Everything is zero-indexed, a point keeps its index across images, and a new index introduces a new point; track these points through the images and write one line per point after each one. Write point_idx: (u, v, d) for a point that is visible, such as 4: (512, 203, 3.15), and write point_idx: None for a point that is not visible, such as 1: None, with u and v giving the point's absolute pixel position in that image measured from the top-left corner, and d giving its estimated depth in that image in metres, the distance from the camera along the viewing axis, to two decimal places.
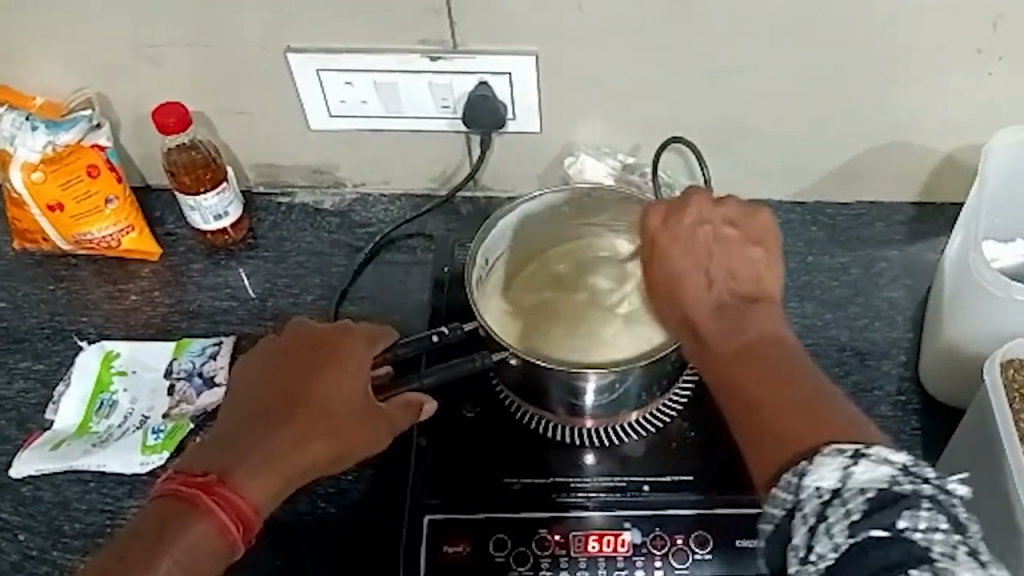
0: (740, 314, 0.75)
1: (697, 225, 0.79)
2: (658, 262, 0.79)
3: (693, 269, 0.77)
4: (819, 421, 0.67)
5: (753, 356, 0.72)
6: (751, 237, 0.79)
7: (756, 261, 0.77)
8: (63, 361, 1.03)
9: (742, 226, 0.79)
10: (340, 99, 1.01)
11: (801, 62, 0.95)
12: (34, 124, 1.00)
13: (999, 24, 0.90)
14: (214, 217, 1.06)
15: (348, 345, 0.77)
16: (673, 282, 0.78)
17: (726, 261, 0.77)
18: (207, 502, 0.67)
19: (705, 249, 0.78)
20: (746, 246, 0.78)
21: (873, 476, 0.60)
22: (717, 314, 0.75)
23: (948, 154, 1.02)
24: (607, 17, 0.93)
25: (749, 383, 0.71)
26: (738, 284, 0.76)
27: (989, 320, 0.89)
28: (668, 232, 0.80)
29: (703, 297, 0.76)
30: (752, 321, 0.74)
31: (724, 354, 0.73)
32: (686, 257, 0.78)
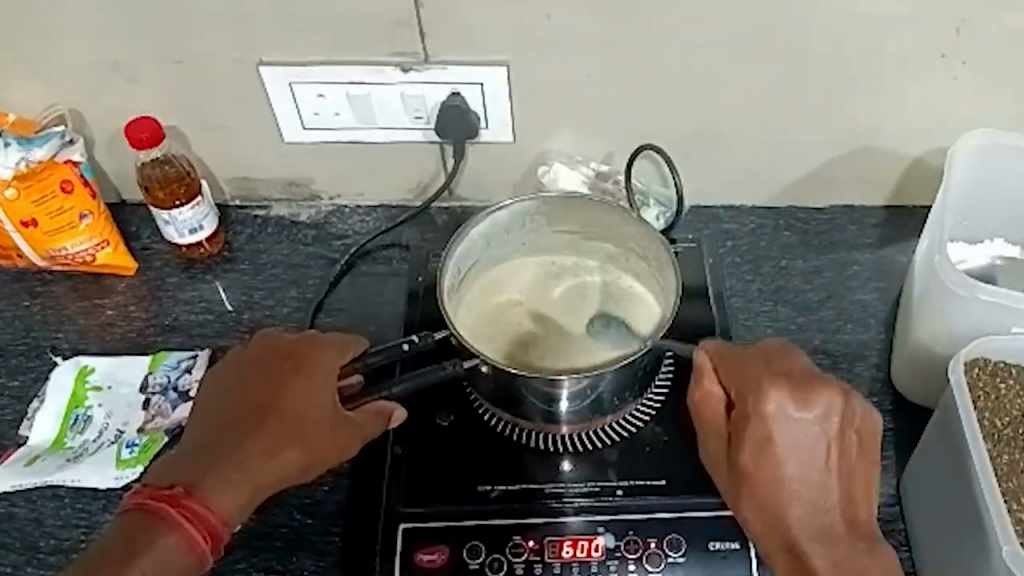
0: (854, 557, 0.71)
1: (814, 431, 0.72)
2: (761, 469, 0.72)
3: (804, 485, 0.72)
4: None
5: None
6: (866, 451, 0.73)
7: (865, 482, 0.73)
8: (38, 378, 1.03)
9: (859, 435, 0.73)
10: (312, 111, 1.02)
11: (769, 68, 0.96)
12: (7, 141, 0.99)
13: (962, 29, 0.92)
14: (189, 230, 1.06)
15: (317, 356, 0.76)
16: (775, 498, 0.72)
17: (841, 476, 0.72)
18: (174, 515, 0.67)
19: (823, 450, 0.72)
20: (860, 455, 0.73)
21: None
22: (828, 551, 0.71)
23: (918, 157, 1.04)
24: (577, 27, 0.94)
25: None
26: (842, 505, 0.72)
27: (956, 320, 0.90)
28: (774, 422, 0.72)
29: (814, 526, 0.72)
30: (869, 568, 0.70)
31: None
32: (802, 466, 0.72)
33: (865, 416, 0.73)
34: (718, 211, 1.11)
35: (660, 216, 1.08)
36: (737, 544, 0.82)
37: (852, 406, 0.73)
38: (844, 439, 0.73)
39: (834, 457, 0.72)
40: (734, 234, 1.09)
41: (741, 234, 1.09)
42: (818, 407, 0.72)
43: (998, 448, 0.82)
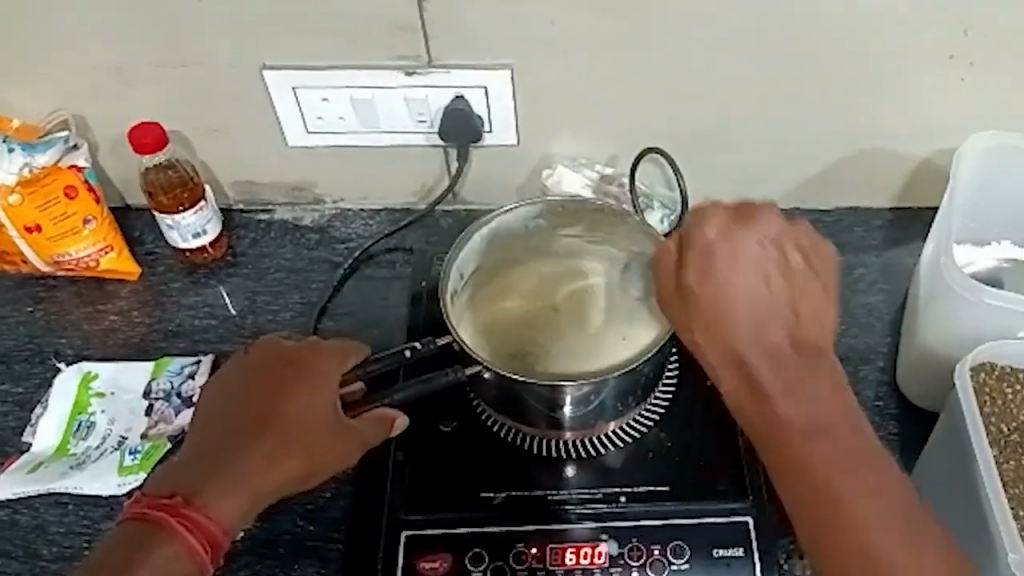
0: (809, 388, 0.69)
1: (759, 245, 0.70)
2: (707, 294, 0.70)
3: (757, 314, 0.69)
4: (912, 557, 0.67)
5: (829, 434, 0.68)
6: (815, 265, 0.71)
7: (815, 298, 0.70)
8: (41, 384, 1.03)
9: (805, 257, 0.70)
10: (316, 116, 1.01)
11: (774, 71, 0.96)
12: (10, 146, 0.99)
13: (969, 30, 0.91)
14: (193, 235, 1.06)
15: (318, 363, 0.76)
16: (725, 335, 0.69)
17: (793, 301, 0.69)
18: (174, 525, 0.67)
19: (771, 281, 0.70)
20: (807, 275, 0.70)
21: None
22: (779, 368, 0.69)
23: (925, 159, 1.03)
24: (581, 30, 0.93)
25: (827, 465, 0.68)
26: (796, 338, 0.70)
27: (962, 323, 0.89)
28: (720, 253, 0.70)
29: (768, 340, 0.69)
30: (819, 392, 0.69)
31: (797, 440, 0.69)
32: (755, 308, 0.69)
33: (809, 245, 0.71)
34: None
35: (664, 220, 1.06)
36: (741, 550, 0.82)
37: (798, 230, 0.71)
38: (791, 272, 0.70)
39: (783, 283, 0.70)
40: None
41: None
42: (766, 224, 0.71)
43: (1004, 454, 0.81)
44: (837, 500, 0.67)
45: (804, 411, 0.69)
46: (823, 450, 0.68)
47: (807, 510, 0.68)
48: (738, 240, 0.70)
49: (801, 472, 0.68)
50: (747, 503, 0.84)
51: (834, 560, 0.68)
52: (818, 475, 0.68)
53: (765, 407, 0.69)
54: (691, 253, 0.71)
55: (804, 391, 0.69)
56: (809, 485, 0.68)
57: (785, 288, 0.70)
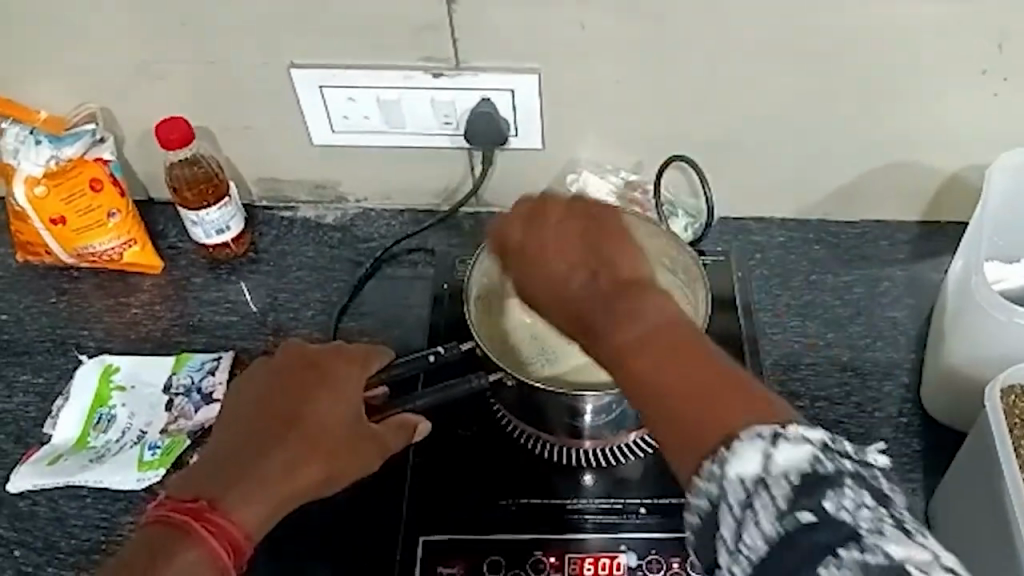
0: (626, 305, 0.66)
1: (561, 219, 0.74)
2: (532, 272, 0.73)
3: (568, 266, 0.71)
4: (731, 394, 0.60)
5: (651, 346, 0.63)
6: (597, 220, 0.73)
7: (620, 245, 0.71)
8: (62, 375, 1.03)
9: (585, 216, 0.74)
10: (342, 115, 1.01)
11: (804, 82, 0.95)
12: (38, 138, 1.01)
13: (1004, 45, 0.90)
14: (216, 231, 1.06)
15: (343, 369, 0.77)
16: (553, 296, 0.71)
17: (595, 250, 0.71)
18: (198, 530, 0.67)
19: (575, 240, 0.72)
20: (609, 233, 0.72)
21: (794, 458, 0.55)
22: (598, 305, 0.67)
23: (954, 174, 1.02)
24: (610, 35, 0.93)
25: (652, 374, 0.62)
26: (611, 276, 0.69)
27: (991, 342, 0.88)
28: (529, 233, 0.74)
29: (585, 285, 0.69)
30: (647, 307, 0.65)
31: (627, 354, 0.64)
32: (564, 259, 0.71)
33: (600, 209, 0.74)
34: (748, 223, 1.09)
35: (687, 227, 1.07)
36: None
37: (584, 200, 0.75)
38: (587, 226, 0.73)
39: (580, 239, 0.72)
40: (764, 246, 1.08)
41: (770, 247, 1.08)
42: (556, 203, 0.75)
43: None
44: (696, 405, 0.60)
45: (631, 332, 0.64)
46: (655, 359, 0.63)
47: (661, 423, 0.62)
48: (540, 215, 0.75)
49: (644, 391, 0.63)
50: None
51: (693, 453, 0.59)
52: (656, 377, 0.62)
53: (594, 339, 0.67)
54: (505, 242, 0.75)
55: (638, 318, 0.65)
56: (651, 392, 0.62)
57: (586, 241, 0.72)
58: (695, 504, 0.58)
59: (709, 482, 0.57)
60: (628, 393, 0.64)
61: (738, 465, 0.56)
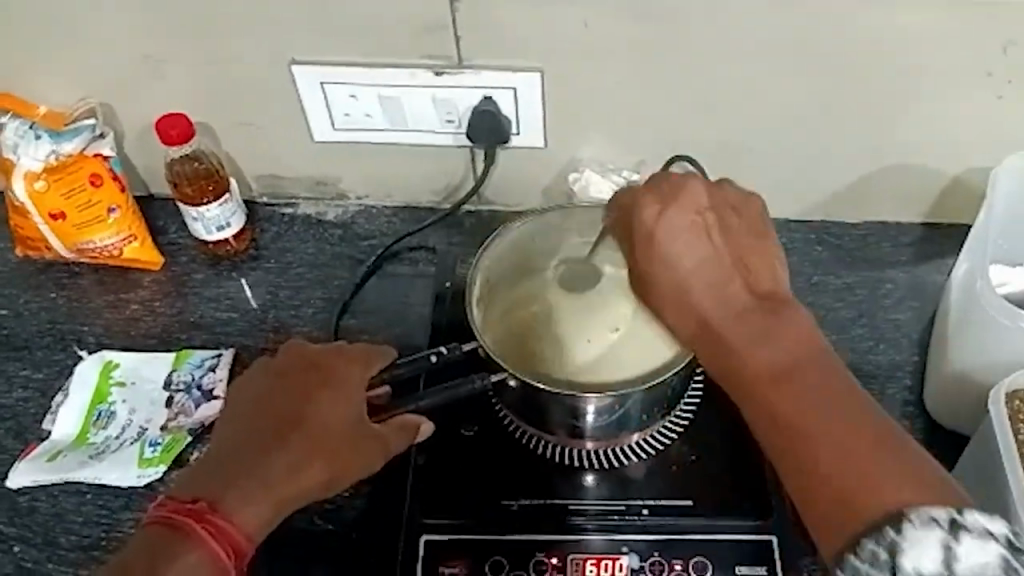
0: (770, 326, 0.69)
1: (693, 216, 0.74)
2: (654, 264, 0.74)
3: (707, 273, 0.72)
4: (886, 460, 0.63)
5: (798, 381, 0.66)
6: (746, 220, 0.75)
7: (767, 253, 0.74)
8: (62, 371, 1.03)
9: (739, 214, 0.75)
10: (344, 112, 1.01)
11: (809, 83, 0.94)
12: (37, 133, 1.00)
13: (1009, 48, 0.90)
14: (217, 228, 1.05)
15: (346, 369, 0.76)
16: (684, 297, 0.73)
17: (739, 256, 0.73)
18: (198, 531, 0.67)
19: (710, 240, 0.73)
20: (754, 236, 0.74)
21: (981, 559, 0.57)
22: (738, 320, 0.70)
23: (956, 176, 1.01)
24: (614, 34, 0.92)
25: (803, 415, 0.65)
26: (755, 291, 0.71)
27: (995, 347, 0.88)
28: (657, 221, 0.74)
29: (724, 299, 0.71)
30: (786, 331, 0.69)
31: (765, 381, 0.67)
32: (692, 259, 0.73)
33: (742, 205, 0.76)
34: None
35: None
36: (763, 569, 0.82)
37: (723, 186, 0.76)
38: (726, 226, 0.74)
39: (727, 244, 0.73)
40: None
41: None
42: (693, 192, 0.75)
43: None
44: (839, 462, 0.63)
45: (773, 363, 0.68)
46: (805, 404, 0.65)
47: (808, 473, 0.64)
48: (675, 201, 0.75)
49: (787, 433, 0.65)
50: (769, 522, 0.84)
51: (848, 521, 0.61)
52: (807, 429, 0.65)
53: (735, 361, 0.69)
54: (636, 229, 0.75)
55: (775, 343, 0.68)
56: (798, 438, 0.65)
57: (733, 248, 0.73)
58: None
59: (879, 568, 0.59)
60: (768, 434, 0.66)
61: (914, 556, 0.58)
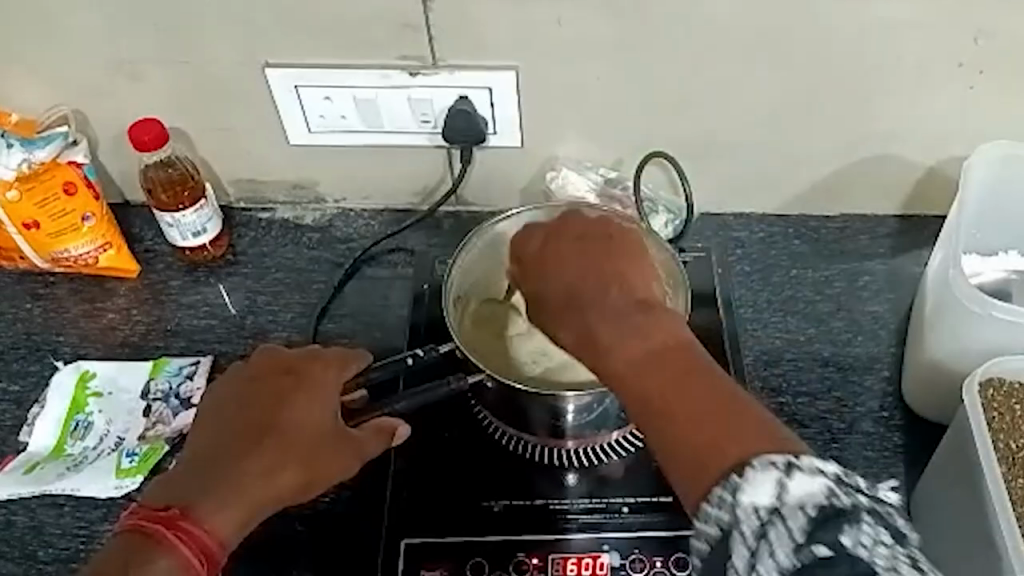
0: (639, 323, 0.70)
1: (580, 242, 0.77)
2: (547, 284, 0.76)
3: (585, 281, 0.74)
4: (739, 426, 0.63)
5: (664, 365, 0.67)
6: (632, 248, 0.77)
7: (642, 267, 0.76)
8: (38, 382, 1.02)
9: (620, 236, 0.78)
10: (318, 114, 1.00)
11: (782, 77, 0.95)
12: (9, 142, 0.98)
13: (980, 38, 0.90)
14: (192, 234, 1.05)
15: (318, 373, 0.76)
16: (568, 306, 0.74)
17: (616, 268, 0.75)
18: (169, 537, 0.66)
19: (591, 256, 0.76)
20: (633, 253, 0.77)
21: (810, 490, 0.58)
22: (611, 318, 0.71)
23: (932, 167, 1.02)
24: (587, 31, 0.92)
25: (663, 391, 0.66)
26: (628, 296, 0.72)
27: (969, 336, 0.88)
28: (553, 250, 0.78)
29: (599, 300, 0.72)
30: (655, 327, 0.70)
31: (631, 369, 0.68)
32: (578, 275, 0.75)
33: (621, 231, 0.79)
34: (728, 219, 1.09)
35: (668, 223, 1.06)
36: None
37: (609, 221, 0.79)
38: (609, 246, 0.76)
39: (605, 259, 0.75)
40: (744, 242, 1.08)
41: (751, 242, 1.08)
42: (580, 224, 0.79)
43: (1013, 472, 0.80)
44: (696, 424, 0.64)
45: (641, 351, 0.69)
46: (669, 383, 0.66)
47: (671, 442, 0.64)
48: (563, 235, 0.79)
49: (656, 411, 0.66)
50: None
51: (705, 478, 0.62)
52: (671, 404, 0.65)
53: (607, 351, 0.70)
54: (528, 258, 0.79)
55: (643, 334, 0.69)
56: (664, 411, 0.65)
57: (610, 261, 0.75)
58: (704, 527, 0.60)
59: (722, 508, 0.60)
60: (637, 413, 0.67)
61: (752, 494, 0.59)
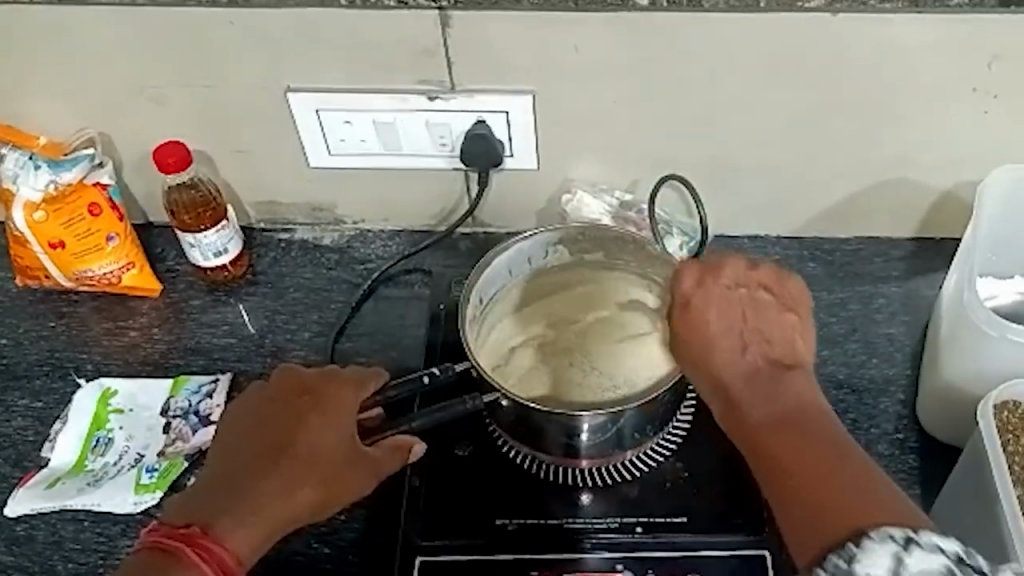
0: (778, 387, 0.71)
1: (731, 289, 0.75)
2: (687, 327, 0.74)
3: (727, 330, 0.73)
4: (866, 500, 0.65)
5: (797, 431, 0.69)
6: (783, 300, 0.75)
7: (791, 323, 0.74)
8: (61, 399, 1.04)
9: (775, 291, 0.75)
10: (339, 138, 1.02)
11: (795, 101, 0.95)
12: (37, 164, 1.01)
13: (993, 63, 0.91)
14: (214, 253, 1.07)
15: (338, 392, 0.77)
16: (702, 353, 0.73)
17: (761, 326, 0.73)
18: (190, 555, 0.67)
19: (739, 309, 0.74)
20: (786, 310, 0.75)
21: (927, 566, 0.59)
22: (750, 379, 0.71)
23: (945, 191, 1.02)
24: (603, 56, 0.93)
25: (794, 453, 0.68)
26: (772, 356, 0.72)
27: (984, 361, 0.89)
28: (697, 287, 0.75)
29: (739, 355, 0.72)
30: (792, 392, 0.71)
31: (764, 429, 0.69)
32: (720, 323, 0.73)
33: (776, 282, 0.76)
34: (742, 241, 1.10)
35: (682, 246, 1.07)
36: None
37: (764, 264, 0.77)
38: (759, 295, 0.75)
39: (753, 309, 0.74)
40: None
41: None
42: (731, 264, 0.76)
43: None
44: (827, 498, 0.65)
45: (776, 413, 0.70)
46: (801, 449, 0.68)
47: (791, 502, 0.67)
48: (712, 273, 0.75)
49: (778, 469, 0.68)
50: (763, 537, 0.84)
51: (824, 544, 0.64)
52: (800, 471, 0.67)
53: (742, 407, 0.71)
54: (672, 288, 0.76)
55: (782, 397, 0.70)
56: (789, 473, 0.67)
57: (759, 313, 0.74)
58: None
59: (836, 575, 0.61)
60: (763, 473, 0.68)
61: (869, 564, 0.61)
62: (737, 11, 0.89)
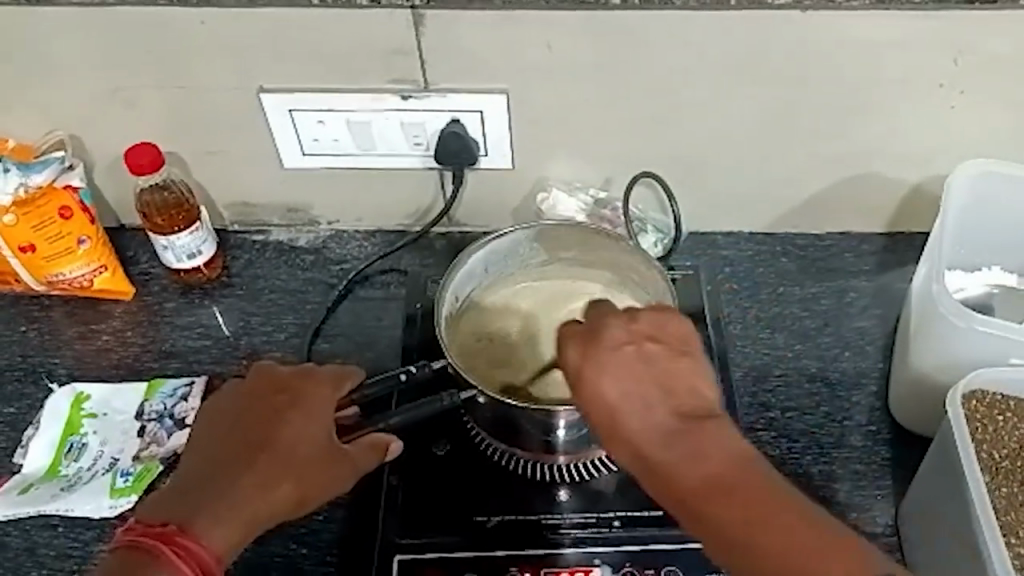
0: (697, 448, 0.67)
1: (618, 354, 0.71)
2: (590, 401, 0.70)
3: (630, 398, 0.69)
4: (831, 559, 0.63)
5: (736, 498, 0.65)
6: (671, 347, 0.72)
7: (687, 370, 0.71)
8: (33, 404, 1.03)
9: (662, 341, 0.72)
10: (312, 137, 1.02)
11: (766, 98, 0.96)
12: (6, 166, 1.00)
13: (959, 59, 0.92)
14: (187, 255, 1.06)
15: (314, 388, 0.77)
16: (613, 423, 0.69)
17: (660, 382, 0.70)
18: (167, 553, 0.67)
19: (634, 370, 0.70)
20: (676, 359, 0.71)
21: None
22: (670, 446, 0.67)
23: (914, 185, 1.04)
24: (575, 54, 0.94)
25: (744, 522, 0.64)
26: (678, 415, 0.69)
27: (953, 350, 0.90)
28: (585, 359, 0.71)
29: (652, 422, 0.68)
30: (711, 451, 0.67)
31: (703, 504, 0.65)
32: (619, 390, 0.70)
33: (660, 326, 0.73)
34: (715, 237, 1.11)
35: (655, 244, 1.08)
36: None
37: (643, 312, 0.74)
38: (650, 349, 0.71)
39: (646, 366, 0.70)
40: (733, 260, 1.09)
41: (738, 260, 1.09)
42: (613, 327, 0.72)
43: (996, 482, 0.83)
44: (795, 568, 0.62)
45: (706, 479, 0.66)
46: (742, 519, 0.64)
47: None
48: (600, 343, 0.72)
49: (733, 547, 0.64)
50: None
51: None
52: (750, 536, 0.64)
53: (667, 481, 0.67)
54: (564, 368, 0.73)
55: (706, 462, 0.66)
56: (738, 551, 0.64)
57: (649, 368, 0.70)
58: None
59: None
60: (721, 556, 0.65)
61: None
62: (711, 7, 0.89)
